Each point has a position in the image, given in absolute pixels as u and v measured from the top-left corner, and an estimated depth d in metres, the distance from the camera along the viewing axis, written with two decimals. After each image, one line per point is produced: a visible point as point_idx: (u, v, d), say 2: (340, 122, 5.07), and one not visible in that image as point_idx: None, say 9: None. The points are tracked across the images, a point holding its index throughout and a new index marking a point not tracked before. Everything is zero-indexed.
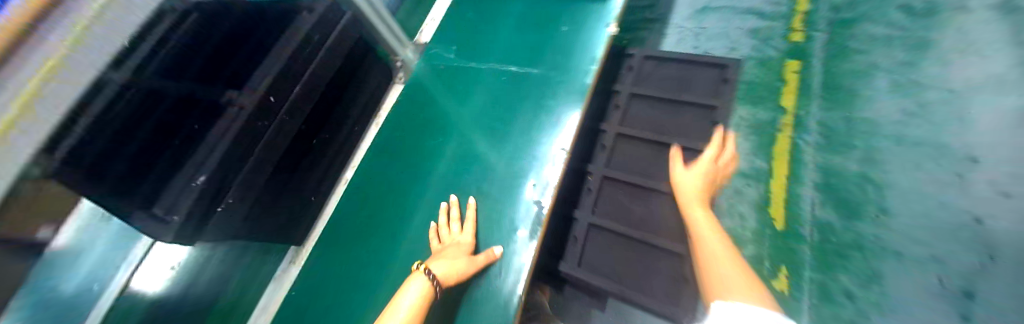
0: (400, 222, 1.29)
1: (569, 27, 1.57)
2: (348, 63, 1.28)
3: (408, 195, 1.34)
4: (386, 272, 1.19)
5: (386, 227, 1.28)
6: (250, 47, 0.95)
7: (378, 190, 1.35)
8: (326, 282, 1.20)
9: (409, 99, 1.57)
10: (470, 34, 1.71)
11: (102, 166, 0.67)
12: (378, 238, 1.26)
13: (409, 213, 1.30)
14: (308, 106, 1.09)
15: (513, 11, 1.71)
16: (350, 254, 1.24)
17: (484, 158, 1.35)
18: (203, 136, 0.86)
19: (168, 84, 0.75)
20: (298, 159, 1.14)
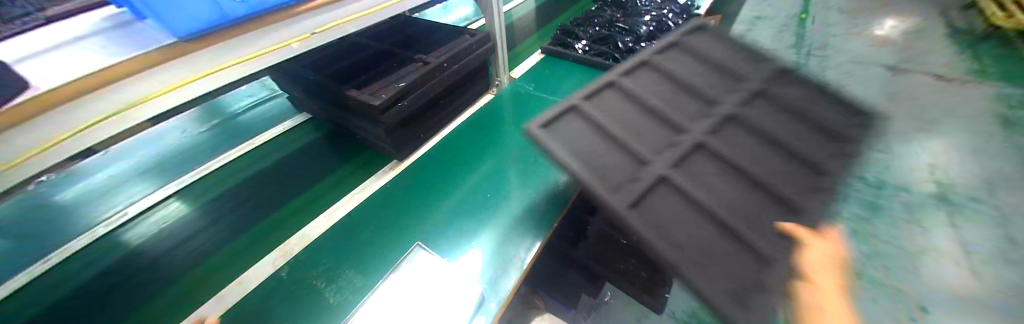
0: (444, 199, 1.01)
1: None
2: (478, 68, 1.31)
3: (470, 177, 1.08)
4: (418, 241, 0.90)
5: (438, 196, 1.02)
6: (425, 36, 1.21)
7: (454, 156, 1.14)
8: (371, 224, 0.95)
9: (498, 103, 1.38)
10: (542, 72, 1.60)
11: (320, 70, 1.03)
12: (430, 203, 1.00)
13: (451, 195, 1.02)
14: (456, 74, 1.12)
15: (571, 66, 1.67)
16: (400, 211, 0.98)
17: (514, 183, 1.05)
18: (381, 74, 1.00)
19: (369, 43, 1.15)
20: (421, 113, 1.12)
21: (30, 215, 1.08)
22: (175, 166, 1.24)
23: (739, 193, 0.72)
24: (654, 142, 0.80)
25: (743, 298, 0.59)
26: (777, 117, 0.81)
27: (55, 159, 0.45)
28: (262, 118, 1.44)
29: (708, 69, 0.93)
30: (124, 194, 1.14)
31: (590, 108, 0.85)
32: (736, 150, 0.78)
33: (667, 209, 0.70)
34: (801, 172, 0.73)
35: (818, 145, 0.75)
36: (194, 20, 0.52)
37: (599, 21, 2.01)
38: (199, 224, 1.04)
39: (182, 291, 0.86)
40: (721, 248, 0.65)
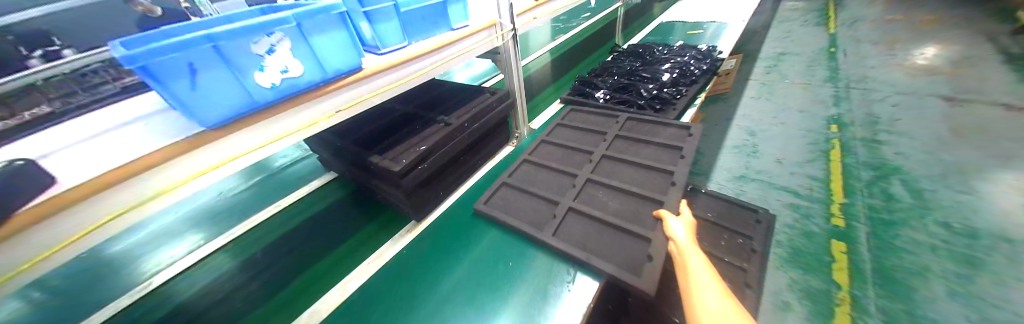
0: (455, 271, 0.95)
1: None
2: (498, 125, 1.31)
3: (482, 248, 1.01)
4: (431, 315, 0.84)
5: (452, 267, 0.97)
6: (448, 97, 1.26)
7: (468, 224, 1.10)
8: (394, 290, 0.92)
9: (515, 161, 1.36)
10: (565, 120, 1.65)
11: (345, 134, 1.07)
12: (441, 276, 0.94)
13: (461, 268, 0.96)
14: (475, 132, 1.12)
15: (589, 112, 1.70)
16: (412, 282, 0.93)
17: (530, 257, 0.97)
18: (403, 135, 1.02)
19: (394, 106, 1.21)
20: (442, 172, 1.11)
21: (81, 273, 1.13)
22: (216, 223, 1.28)
23: (623, 202, 0.99)
24: (562, 187, 1.09)
25: (641, 266, 0.81)
26: (644, 147, 1.20)
27: (61, 262, 0.47)
28: (298, 175, 1.50)
29: (585, 133, 1.35)
30: (165, 253, 1.16)
31: (517, 179, 1.16)
32: (619, 176, 1.09)
33: (579, 229, 0.95)
34: (658, 179, 1.05)
35: (664, 159, 1.12)
36: (224, 110, 0.55)
37: (619, 70, 2.04)
38: (223, 292, 1.02)
39: None
40: (620, 241, 0.89)
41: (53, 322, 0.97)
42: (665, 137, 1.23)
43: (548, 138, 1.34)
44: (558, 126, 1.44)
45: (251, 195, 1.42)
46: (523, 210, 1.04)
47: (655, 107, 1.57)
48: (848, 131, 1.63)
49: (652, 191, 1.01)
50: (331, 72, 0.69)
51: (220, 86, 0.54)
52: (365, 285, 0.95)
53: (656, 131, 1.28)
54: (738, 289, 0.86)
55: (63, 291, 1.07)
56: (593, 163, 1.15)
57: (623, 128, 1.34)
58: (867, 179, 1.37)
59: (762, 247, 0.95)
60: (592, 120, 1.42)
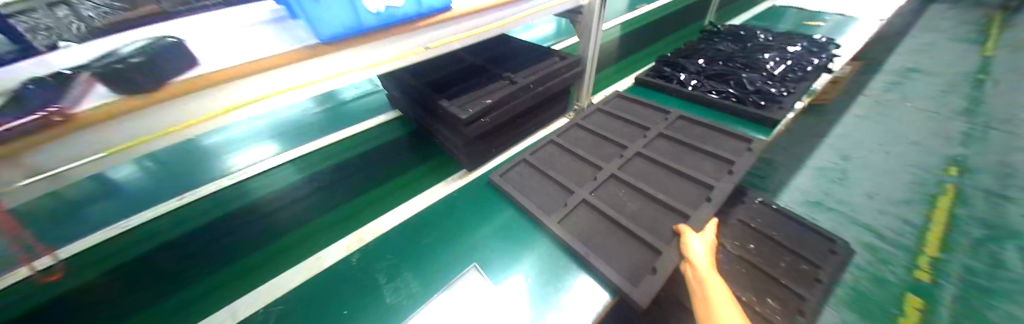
0: (472, 231, 0.96)
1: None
2: (562, 92, 1.27)
3: (505, 215, 1.00)
4: (427, 268, 0.86)
5: (468, 227, 0.97)
6: (517, 54, 1.23)
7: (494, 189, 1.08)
8: (436, 228, 0.97)
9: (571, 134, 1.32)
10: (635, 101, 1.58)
11: (418, 76, 1.11)
12: (457, 233, 0.95)
13: (480, 230, 0.96)
14: (539, 95, 1.10)
15: (659, 97, 1.61)
16: (438, 233, 0.96)
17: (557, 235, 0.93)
18: (471, 86, 1.03)
19: (464, 55, 1.21)
20: (500, 129, 1.12)
21: (187, 155, 1.36)
22: (297, 136, 1.43)
23: (643, 207, 0.94)
24: (582, 177, 1.05)
25: (642, 277, 0.77)
26: (687, 154, 1.09)
27: (164, 143, 0.55)
28: (364, 108, 1.60)
29: (626, 124, 1.26)
30: (250, 153, 1.34)
31: (539, 159, 1.14)
32: (646, 178, 1.02)
33: (586, 223, 0.92)
34: (691, 191, 0.96)
35: (708, 171, 1.01)
36: (336, 28, 0.60)
37: (711, 55, 1.83)
38: (291, 194, 1.15)
39: (262, 256, 0.94)
40: (628, 246, 0.84)
41: (165, 189, 1.19)
42: (717, 146, 1.10)
43: (583, 122, 1.28)
44: (605, 109, 1.35)
45: (326, 117, 1.56)
46: (535, 191, 1.03)
47: (757, 102, 1.40)
48: (971, 177, 1.35)
49: (676, 203, 0.93)
50: (425, 8, 0.71)
51: (333, 4, 0.58)
52: (415, 215, 1.02)
53: (706, 139, 1.15)
54: (788, 315, 0.80)
55: (180, 165, 1.30)
56: (620, 160, 1.09)
57: (670, 127, 1.22)
58: (976, 237, 1.15)
59: (830, 279, 0.86)
60: (640, 112, 1.31)
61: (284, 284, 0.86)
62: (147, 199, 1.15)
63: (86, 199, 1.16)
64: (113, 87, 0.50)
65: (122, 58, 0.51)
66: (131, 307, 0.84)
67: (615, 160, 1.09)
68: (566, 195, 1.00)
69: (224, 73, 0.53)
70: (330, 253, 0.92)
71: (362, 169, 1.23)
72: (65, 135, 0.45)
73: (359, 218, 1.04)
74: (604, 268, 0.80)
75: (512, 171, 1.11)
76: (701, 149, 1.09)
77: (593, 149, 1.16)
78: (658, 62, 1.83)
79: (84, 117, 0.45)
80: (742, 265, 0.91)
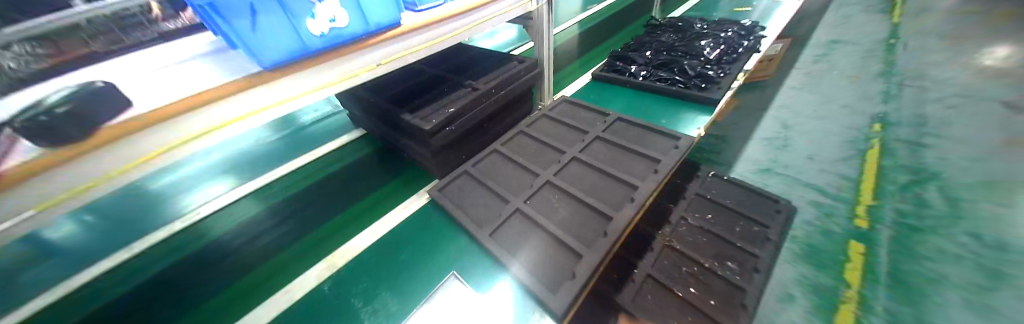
0: (441, 244, 0.97)
1: (673, 118, 1.45)
2: (524, 94, 1.31)
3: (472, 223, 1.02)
4: (389, 288, 0.87)
5: (438, 242, 0.98)
6: (475, 61, 1.26)
7: None
8: (414, 240, 0.99)
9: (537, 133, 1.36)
10: (595, 95, 1.68)
11: (375, 91, 1.13)
12: (428, 249, 0.96)
13: (449, 243, 0.97)
14: (501, 101, 1.14)
15: (617, 88, 1.71)
16: (411, 251, 0.96)
17: None
18: (431, 99, 1.06)
19: (423, 67, 1.23)
20: (465, 137, 1.14)
21: (134, 203, 1.26)
22: (259, 165, 1.38)
23: (573, 211, 0.92)
24: (519, 186, 1.03)
25: (562, 283, 0.77)
26: (619, 154, 1.06)
27: (95, 196, 0.51)
28: (323, 131, 1.56)
29: (567, 129, 1.23)
30: (205, 192, 1.27)
31: (479, 171, 1.12)
32: (579, 183, 0.99)
33: (516, 232, 0.91)
34: (618, 193, 0.94)
35: (638, 172, 0.98)
36: (279, 52, 0.61)
37: (656, 47, 1.96)
38: (258, 226, 1.11)
39: (229, 298, 0.90)
40: (552, 251, 0.84)
41: (113, 240, 1.11)
42: (650, 145, 1.07)
43: (523, 127, 1.26)
44: (552, 112, 1.33)
45: (288, 143, 1.51)
46: (473, 204, 1.01)
47: (699, 85, 1.54)
48: (891, 131, 1.52)
49: (604, 205, 0.91)
50: (372, 25, 0.73)
51: (276, 32, 0.60)
52: (392, 231, 1.03)
53: (642, 138, 1.11)
54: (745, 273, 0.88)
55: (127, 212, 1.22)
56: (555, 165, 1.07)
57: (609, 129, 1.19)
58: (901, 182, 1.30)
59: (777, 236, 0.95)
60: (581, 115, 1.29)
61: (254, 322, 0.83)
62: (91, 253, 1.07)
63: (10, 268, 1.04)
64: (41, 141, 0.46)
65: (48, 110, 0.47)
66: None
67: (552, 165, 1.07)
68: (502, 205, 0.99)
69: (156, 113, 0.52)
70: (302, 283, 0.91)
71: (331, 193, 1.21)
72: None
73: (330, 243, 1.02)
74: (529, 278, 0.79)
75: (455, 185, 1.09)
76: (636, 150, 1.05)
77: (530, 156, 1.14)
78: (612, 57, 1.94)
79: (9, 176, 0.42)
80: (703, 235, 1.00)
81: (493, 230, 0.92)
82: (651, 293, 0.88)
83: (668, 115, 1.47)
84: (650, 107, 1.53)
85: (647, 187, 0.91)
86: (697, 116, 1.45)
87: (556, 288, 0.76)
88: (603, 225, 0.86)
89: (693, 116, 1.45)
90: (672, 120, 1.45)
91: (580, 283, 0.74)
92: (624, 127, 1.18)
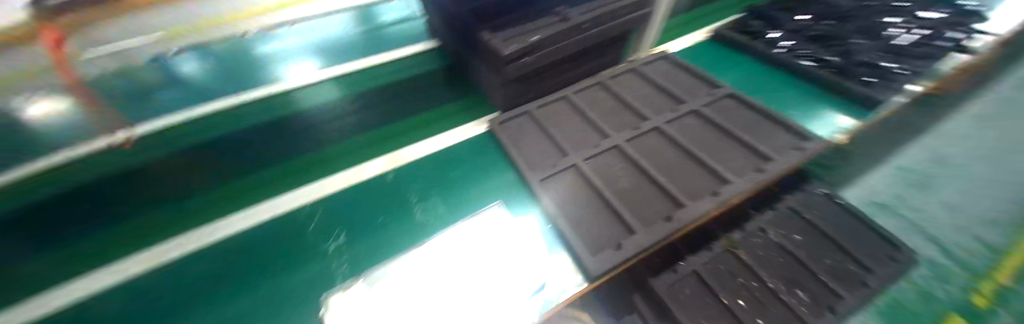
0: (488, 175, 0.95)
1: (803, 109, 1.18)
2: (619, 39, 1.12)
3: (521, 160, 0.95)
4: (435, 200, 0.89)
5: (486, 171, 0.96)
6: None
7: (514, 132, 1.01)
8: (466, 162, 0.98)
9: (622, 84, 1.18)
10: (715, 58, 1.43)
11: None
12: (474, 176, 0.94)
13: (496, 176, 0.94)
14: (591, 40, 0.98)
15: (744, 58, 1.42)
16: (460, 173, 0.96)
17: None
18: (516, 21, 0.94)
19: None
20: (540, 74, 1.03)
21: (241, 59, 1.39)
22: (343, 54, 1.43)
23: (637, 185, 0.82)
24: (584, 141, 0.94)
25: (602, 249, 0.71)
26: (713, 138, 0.90)
27: None
28: (403, 35, 1.54)
29: (658, 94, 1.06)
30: (296, 66, 1.36)
31: (544, 114, 1.03)
32: (654, 157, 0.87)
33: (567, 187, 0.84)
34: (700, 181, 0.80)
35: (734, 165, 0.82)
36: None
37: (819, 12, 1.52)
38: (334, 110, 1.18)
39: (303, 164, 1.00)
40: (602, 217, 0.77)
41: (223, 87, 1.26)
42: (759, 138, 0.88)
43: (607, 79, 1.11)
44: (648, 70, 1.14)
45: (372, 39, 1.53)
46: (530, 147, 0.95)
47: (861, 77, 1.19)
48: None
49: (676, 190, 0.79)
50: None
51: None
52: (446, 149, 1.02)
53: (751, 127, 0.92)
54: (817, 309, 0.75)
55: (235, 65, 1.36)
56: (631, 131, 0.94)
57: (710, 106, 0.99)
58: None
59: (878, 285, 0.78)
60: (682, 81, 1.09)
61: (319, 191, 0.92)
62: (206, 94, 1.23)
63: (151, 87, 1.25)
64: None
65: None
66: (191, 187, 0.94)
67: (628, 130, 0.94)
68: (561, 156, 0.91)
69: None
70: (360, 173, 0.96)
71: (402, 97, 1.23)
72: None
73: (390, 143, 1.05)
74: (570, 236, 0.74)
75: (517, 122, 1.03)
76: (738, 141, 0.87)
77: (605, 113, 1.01)
78: (751, 14, 1.58)
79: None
80: (779, 254, 0.86)
81: (544, 178, 0.86)
82: (692, 290, 0.81)
83: (800, 104, 1.20)
84: (777, 89, 1.26)
85: (738, 184, 0.77)
86: (837, 115, 1.14)
87: (596, 253, 0.71)
88: (670, 210, 0.76)
89: (832, 113, 1.15)
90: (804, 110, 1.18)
91: (625, 258, 0.68)
92: (731, 109, 0.98)
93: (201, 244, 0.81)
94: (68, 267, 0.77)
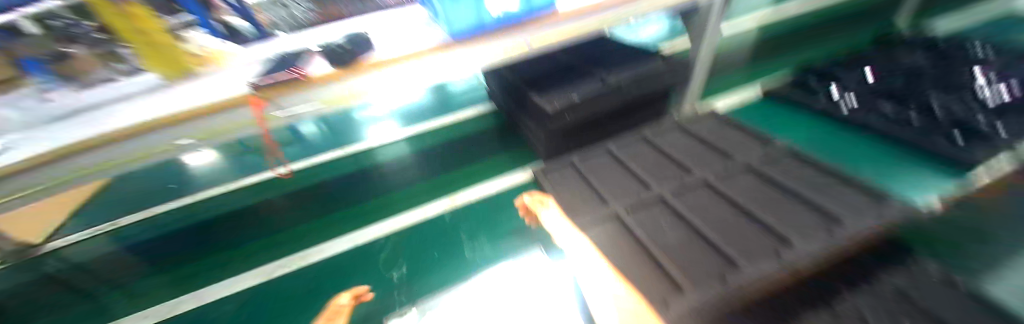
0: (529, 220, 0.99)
1: (892, 169, 1.04)
2: (661, 98, 1.17)
3: None
4: (478, 241, 0.95)
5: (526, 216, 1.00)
6: (614, 55, 1.19)
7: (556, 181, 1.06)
8: (512, 206, 1.05)
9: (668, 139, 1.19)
10: (774, 114, 1.37)
11: (512, 69, 1.22)
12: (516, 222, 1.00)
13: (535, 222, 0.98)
14: (631, 99, 1.06)
15: (810, 114, 1.33)
16: (503, 217, 1.02)
17: None
18: (560, 85, 1.07)
19: (560, 54, 1.26)
20: (581, 130, 1.11)
21: (342, 122, 1.76)
22: (416, 116, 1.72)
23: (685, 239, 0.78)
24: (625, 192, 0.95)
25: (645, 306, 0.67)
26: (773, 197, 0.84)
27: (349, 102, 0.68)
28: (466, 100, 1.81)
29: (707, 150, 1.04)
30: (381, 127, 1.67)
31: (585, 165, 1.08)
32: (702, 211, 0.84)
33: (608, 237, 0.83)
34: (759, 240, 0.74)
35: (802, 227, 0.75)
36: (465, 25, 0.71)
37: (887, 71, 1.43)
38: (403, 161, 1.39)
39: (373, 205, 1.17)
40: (645, 270, 0.73)
41: (326, 143, 1.60)
42: (830, 199, 0.80)
43: (650, 135, 1.14)
44: (696, 127, 1.14)
45: (440, 104, 1.81)
46: (570, 195, 0.98)
47: (949, 137, 1.05)
48: None
49: (735, 250, 0.73)
50: (535, 8, 0.78)
51: (465, 8, 0.69)
52: (492, 195, 1.11)
53: (820, 187, 0.84)
54: None
55: (337, 127, 1.73)
56: (676, 185, 0.93)
57: (768, 163, 0.95)
58: None
59: None
60: (735, 138, 1.07)
61: (383, 228, 1.05)
62: (315, 149, 1.57)
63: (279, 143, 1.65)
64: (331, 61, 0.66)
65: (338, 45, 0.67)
66: (288, 221, 1.16)
67: (674, 185, 0.93)
68: (602, 205, 0.92)
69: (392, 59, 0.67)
70: (417, 214, 1.08)
71: (459, 151, 1.40)
72: (301, 86, 0.62)
73: (445, 189, 1.18)
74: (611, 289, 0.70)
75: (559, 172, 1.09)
76: (806, 202, 0.80)
77: (649, 167, 1.02)
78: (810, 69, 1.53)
79: (314, 78, 0.63)
80: None
81: (584, 225, 0.85)
82: None
83: (886, 166, 1.06)
84: (853, 148, 1.15)
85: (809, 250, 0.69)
86: (940, 177, 0.99)
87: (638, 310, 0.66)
88: (726, 271, 0.68)
89: (933, 176, 0.99)
90: (892, 172, 1.03)
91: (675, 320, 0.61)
92: (793, 167, 0.92)
93: (287, 268, 0.97)
94: (198, 280, 1.00)
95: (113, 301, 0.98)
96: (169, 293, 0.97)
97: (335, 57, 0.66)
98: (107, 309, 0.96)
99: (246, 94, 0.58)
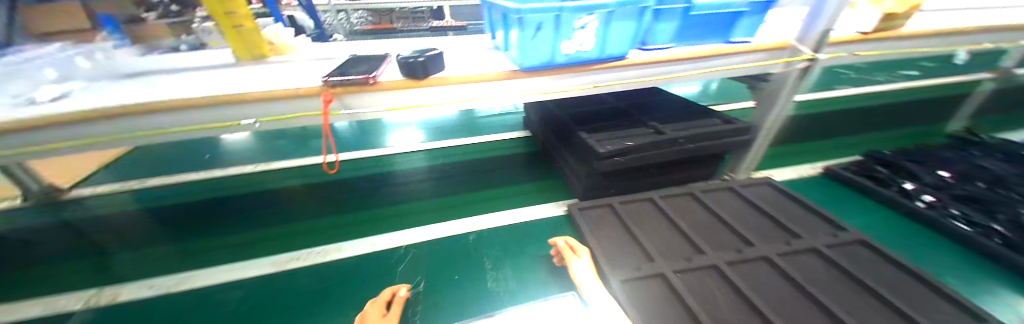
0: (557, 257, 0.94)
1: (968, 278, 0.93)
2: (711, 158, 1.13)
3: None
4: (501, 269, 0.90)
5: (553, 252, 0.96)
6: (666, 108, 1.19)
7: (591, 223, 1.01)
8: (541, 240, 1.00)
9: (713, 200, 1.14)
10: (833, 195, 1.30)
11: (561, 105, 1.23)
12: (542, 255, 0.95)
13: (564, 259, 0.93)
14: (682, 155, 1.02)
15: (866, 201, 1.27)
16: (529, 249, 0.97)
17: None
18: (610, 128, 1.05)
19: (609, 99, 1.26)
20: (625, 176, 1.08)
21: (376, 125, 1.80)
22: (448, 131, 1.74)
23: (743, 318, 0.71)
24: (672, 251, 0.89)
25: None
26: (842, 288, 0.77)
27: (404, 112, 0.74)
28: (498, 124, 1.83)
29: (762, 221, 0.98)
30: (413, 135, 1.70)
31: (627, 213, 1.03)
32: (761, 289, 0.77)
33: (653, 298, 0.76)
34: None
35: None
36: (537, 60, 0.72)
37: (966, 170, 1.32)
38: (431, 172, 1.39)
39: (396, 211, 1.15)
40: None
41: (358, 142, 1.63)
42: (908, 304, 0.72)
43: (698, 194, 1.10)
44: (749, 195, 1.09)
45: (473, 124, 1.84)
46: (608, 241, 0.93)
47: None
48: None
49: None
50: (607, 54, 0.76)
51: (542, 44, 0.69)
52: (521, 223, 1.08)
53: (893, 287, 0.77)
54: None
55: (371, 128, 1.77)
56: (730, 253, 0.87)
57: (832, 248, 0.88)
58: None
59: None
60: (793, 214, 1.01)
61: (403, 237, 1.03)
62: (347, 145, 1.60)
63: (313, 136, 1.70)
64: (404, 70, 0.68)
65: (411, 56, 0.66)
66: (310, 211, 1.16)
67: (726, 253, 0.87)
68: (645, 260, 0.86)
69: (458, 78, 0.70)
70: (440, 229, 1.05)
71: (487, 172, 1.39)
72: (371, 90, 0.67)
73: (469, 209, 1.16)
74: None
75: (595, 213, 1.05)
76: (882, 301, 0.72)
77: (698, 228, 0.96)
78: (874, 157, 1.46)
79: (383, 85, 0.67)
80: None
81: (626, 278, 0.80)
82: None
83: (961, 273, 0.95)
84: (921, 245, 1.05)
85: None
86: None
87: None
88: None
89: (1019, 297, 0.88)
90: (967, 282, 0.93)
91: None
92: (861, 258, 0.85)
93: (301, 262, 0.94)
94: (207, 257, 0.97)
95: (119, 263, 0.96)
96: (179, 262, 0.96)
97: (408, 69, 0.66)
98: (116, 267, 0.94)
99: (320, 88, 0.65)
